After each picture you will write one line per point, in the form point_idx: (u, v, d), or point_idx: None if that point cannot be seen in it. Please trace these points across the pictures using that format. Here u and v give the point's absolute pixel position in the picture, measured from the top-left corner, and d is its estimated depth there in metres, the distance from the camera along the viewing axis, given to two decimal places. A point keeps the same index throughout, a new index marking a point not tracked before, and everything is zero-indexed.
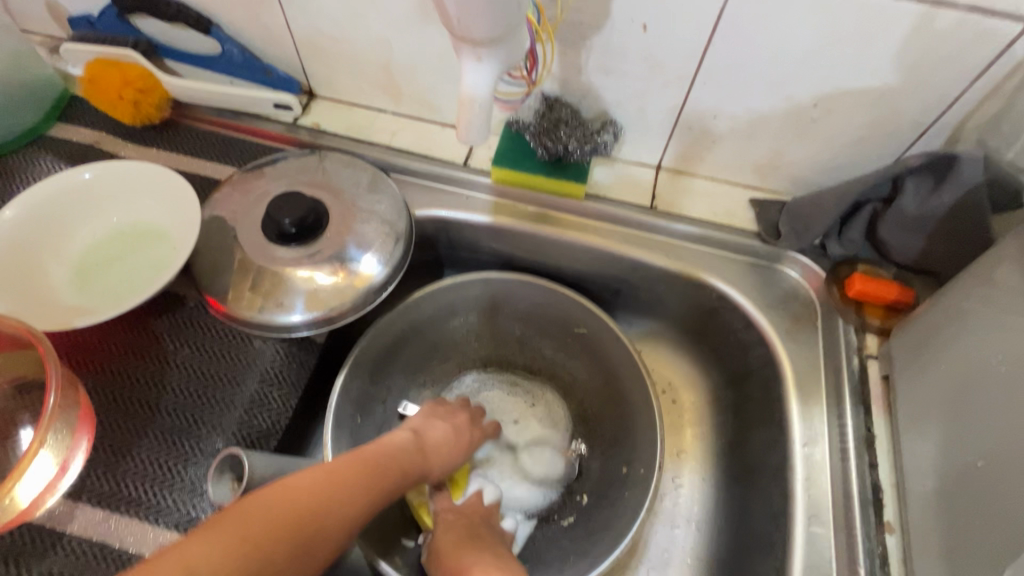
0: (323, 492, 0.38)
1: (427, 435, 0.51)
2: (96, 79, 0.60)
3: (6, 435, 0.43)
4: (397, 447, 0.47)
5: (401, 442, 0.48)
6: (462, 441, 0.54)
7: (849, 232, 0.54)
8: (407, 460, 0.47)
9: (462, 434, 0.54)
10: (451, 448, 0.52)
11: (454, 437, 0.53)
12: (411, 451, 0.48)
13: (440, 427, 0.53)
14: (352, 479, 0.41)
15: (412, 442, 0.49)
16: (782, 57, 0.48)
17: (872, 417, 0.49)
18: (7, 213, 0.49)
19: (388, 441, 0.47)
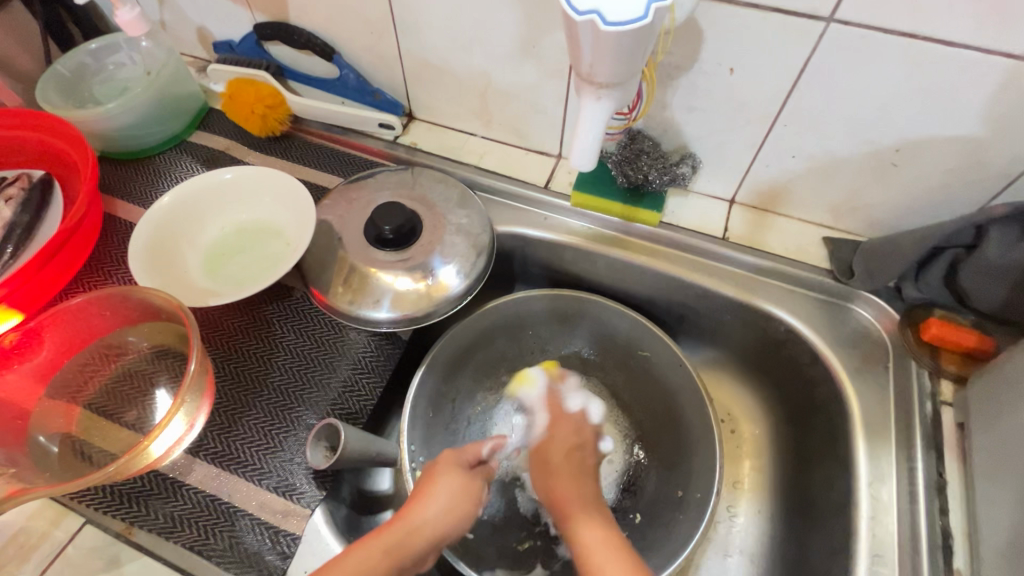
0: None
1: (411, 525, 0.46)
2: (234, 96, 0.69)
3: (144, 393, 0.50)
4: (366, 560, 0.42)
5: (374, 551, 0.42)
6: (456, 519, 0.48)
7: (927, 277, 0.55)
8: (380, 572, 0.42)
9: (454, 515, 0.48)
10: (439, 535, 0.47)
11: (442, 521, 0.47)
12: (380, 561, 0.42)
13: (426, 516, 0.47)
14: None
15: (389, 549, 0.43)
16: (868, 102, 0.50)
17: (945, 463, 0.48)
18: (162, 204, 0.58)
19: (357, 553, 0.41)
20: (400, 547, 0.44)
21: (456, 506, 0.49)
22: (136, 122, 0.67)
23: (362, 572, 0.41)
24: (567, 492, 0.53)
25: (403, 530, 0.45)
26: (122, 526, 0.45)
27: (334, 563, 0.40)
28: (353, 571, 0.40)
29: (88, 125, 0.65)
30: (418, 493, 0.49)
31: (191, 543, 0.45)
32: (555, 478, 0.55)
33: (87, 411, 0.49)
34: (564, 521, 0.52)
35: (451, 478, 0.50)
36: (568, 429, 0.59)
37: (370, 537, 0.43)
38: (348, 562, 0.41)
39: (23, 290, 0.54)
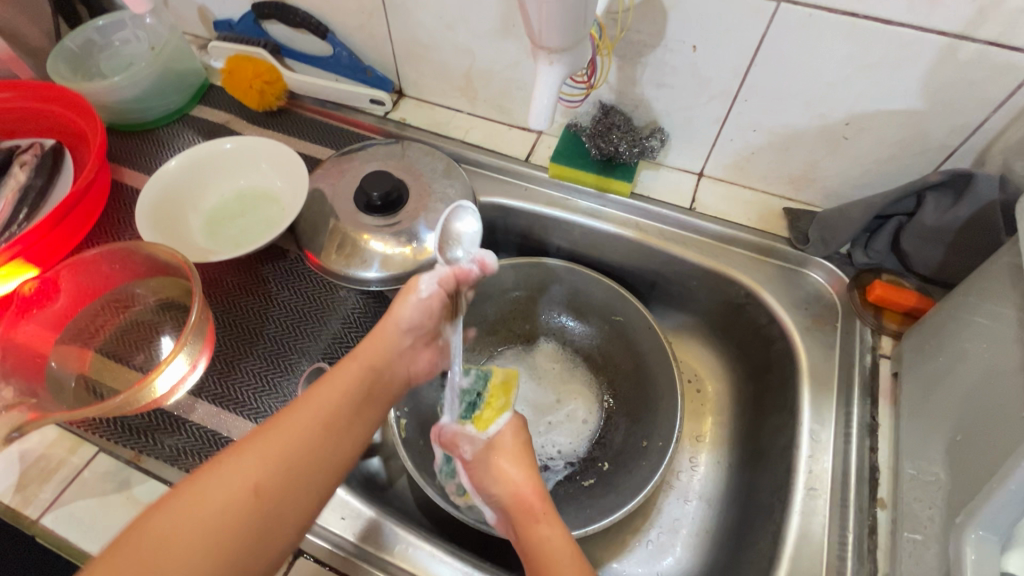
0: (287, 454, 0.40)
1: (379, 353, 0.51)
2: (234, 71, 0.73)
3: (150, 339, 0.55)
4: (347, 382, 0.47)
5: (353, 369, 0.48)
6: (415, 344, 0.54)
7: (875, 243, 0.59)
8: (360, 387, 0.48)
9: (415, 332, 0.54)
10: (402, 350, 0.53)
11: (406, 336, 0.53)
12: (357, 383, 0.48)
13: (393, 334, 0.52)
14: (313, 432, 0.42)
15: (365, 367, 0.49)
16: (818, 78, 0.53)
17: (878, 408, 0.53)
18: (167, 168, 0.62)
19: (338, 377, 0.47)
20: (376, 363, 0.50)
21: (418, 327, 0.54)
22: (141, 95, 0.71)
23: (340, 390, 0.46)
24: (519, 499, 0.49)
25: (373, 353, 0.50)
26: (131, 454, 0.50)
27: (322, 384, 0.46)
28: (340, 387, 0.46)
29: (96, 96, 0.69)
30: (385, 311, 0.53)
31: (193, 469, 0.49)
32: (514, 475, 0.50)
33: (99, 355, 0.54)
34: (519, 522, 0.48)
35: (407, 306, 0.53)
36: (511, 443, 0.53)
37: (346, 362, 0.49)
38: (333, 380, 0.47)
39: (38, 246, 0.58)
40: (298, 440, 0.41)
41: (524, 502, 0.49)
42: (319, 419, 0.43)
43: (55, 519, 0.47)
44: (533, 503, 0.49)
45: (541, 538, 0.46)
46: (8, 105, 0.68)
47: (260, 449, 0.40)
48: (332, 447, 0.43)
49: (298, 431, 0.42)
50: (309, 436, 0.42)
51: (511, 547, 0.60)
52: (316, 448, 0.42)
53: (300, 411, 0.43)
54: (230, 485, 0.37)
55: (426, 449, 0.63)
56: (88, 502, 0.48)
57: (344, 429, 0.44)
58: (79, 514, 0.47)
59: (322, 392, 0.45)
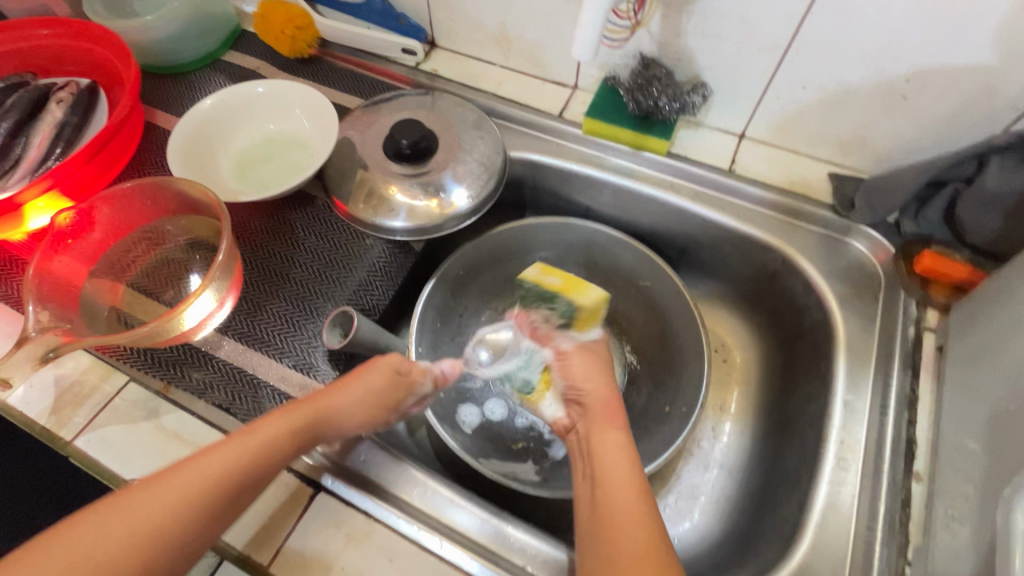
0: (167, 517, 0.34)
1: (323, 410, 0.44)
2: (265, 16, 0.72)
3: (180, 277, 0.56)
4: (273, 436, 0.40)
5: (283, 421, 0.41)
6: (367, 415, 0.47)
7: (926, 211, 0.56)
8: (283, 448, 0.41)
9: (370, 410, 0.47)
10: (344, 423, 0.46)
11: (356, 415, 0.46)
12: (283, 441, 0.41)
13: (343, 407, 0.46)
14: (204, 497, 0.36)
15: (300, 427, 0.42)
16: (880, 27, 0.50)
17: (919, 381, 0.51)
18: (200, 108, 0.62)
19: (266, 429, 0.40)
20: (312, 426, 0.43)
21: (374, 404, 0.47)
22: (174, 37, 0.71)
23: (261, 449, 0.39)
24: (598, 401, 0.49)
25: (314, 412, 0.43)
26: (160, 385, 0.51)
27: (239, 436, 0.39)
28: (254, 450, 0.39)
29: (131, 37, 0.69)
30: (341, 384, 0.47)
31: (219, 403, 0.50)
32: (594, 382, 0.51)
33: (130, 289, 0.55)
34: (586, 420, 0.49)
35: (377, 380, 0.47)
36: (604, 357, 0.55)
37: (278, 413, 0.42)
38: (252, 434, 0.39)
39: (73, 179, 0.58)
40: (171, 516, 0.34)
41: (604, 405, 0.49)
42: (216, 484, 0.37)
43: (88, 442, 0.49)
44: (600, 408, 0.48)
45: (606, 443, 0.45)
46: (45, 42, 0.68)
47: (129, 514, 0.33)
48: (214, 516, 0.36)
49: (176, 502, 0.35)
50: (190, 512, 0.35)
51: (526, 502, 0.60)
52: (193, 528, 0.35)
53: (190, 473, 0.36)
54: (63, 564, 0.30)
55: (446, 401, 0.62)
56: (118, 428, 0.49)
57: (236, 501, 0.38)
58: (109, 439, 0.49)
59: (231, 449, 0.38)
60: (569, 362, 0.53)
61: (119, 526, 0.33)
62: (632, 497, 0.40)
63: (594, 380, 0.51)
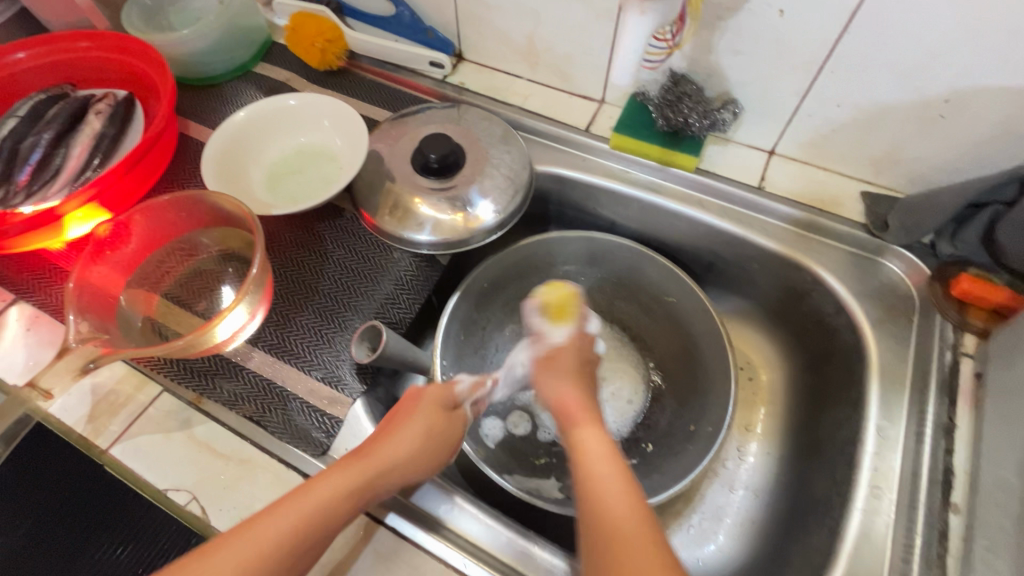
0: None
1: (385, 461, 0.42)
2: (297, 29, 0.73)
3: (212, 288, 0.57)
4: (339, 494, 0.38)
5: (342, 473, 0.39)
6: (427, 461, 0.45)
7: (964, 234, 0.55)
8: (349, 507, 0.38)
9: (427, 456, 0.45)
10: (407, 473, 0.44)
11: (417, 459, 0.45)
12: (350, 498, 0.38)
13: (405, 451, 0.44)
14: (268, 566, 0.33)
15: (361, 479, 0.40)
16: (919, 47, 0.49)
17: (956, 409, 0.50)
18: (234, 121, 0.63)
19: (332, 484, 0.38)
20: (376, 478, 0.41)
21: (430, 443, 0.46)
22: (208, 49, 0.72)
23: (328, 509, 0.37)
24: (574, 403, 0.45)
25: (372, 464, 0.41)
26: (192, 396, 0.52)
27: (301, 496, 0.37)
28: (324, 508, 0.37)
29: (166, 49, 0.71)
30: (394, 428, 0.45)
31: (250, 415, 0.51)
32: (560, 388, 0.46)
33: (165, 300, 0.56)
34: (564, 429, 0.44)
35: (427, 418, 0.47)
36: (572, 363, 0.49)
37: (339, 470, 0.39)
38: (311, 489, 0.37)
39: (112, 191, 0.60)
40: None
41: (570, 407, 0.44)
42: (276, 551, 0.34)
43: (123, 451, 0.50)
44: (570, 409, 0.44)
45: (590, 442, 0.41)
46: (85, 55, 0.70)
47: None
48: None
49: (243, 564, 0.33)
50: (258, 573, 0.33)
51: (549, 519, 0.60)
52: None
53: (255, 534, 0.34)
54: None
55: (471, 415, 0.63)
56: (153, 438, 0.50)
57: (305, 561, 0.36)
58: (143, 448, 0.50)
59: (290, 509, 0.36)
60: (539, 372, 0.49)
61: None
62: (632, 511, 0.35)
63: (558, 386, 0.47)
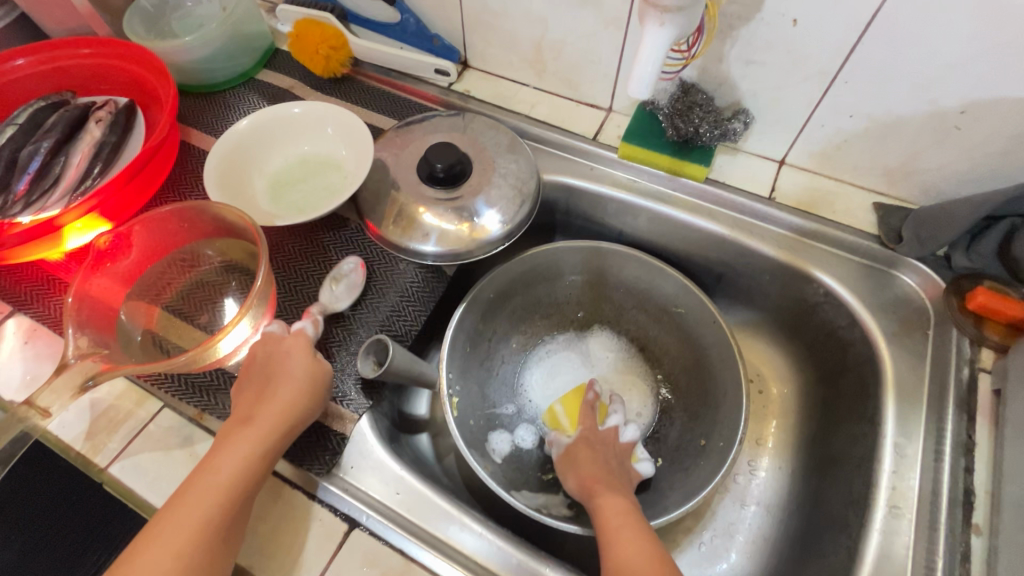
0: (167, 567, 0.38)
1: (268, 414, 0.46)
2: (300, 36, 0.72)
3: (215, 300, 0.56)
4: (235, 461, 0.44)
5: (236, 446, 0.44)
6: (313, 395, 0.49)
7: (979, 245, 0.54)
8: (249, 465, 0.44)
9: (310, 393, 0.49)
10: (301, 412, 0.48)
11: (306, 396, 0.48)
12: (245, 460, 0.44)
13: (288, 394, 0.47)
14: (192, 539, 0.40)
15: (258, 444, 0.45)
16: (936, 58, 0.48)
17: (975, 426, 0.49)
18: (236, 129, 0.62)
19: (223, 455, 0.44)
20: (267, 430, 0.46)
21: (310, 388, 0.49)
22: (210, 56, 0.71)
23: (228, 476, 0.43)
24: (593, 473, 0.53)
25: (258, 423, 0.46)
26: (194, 412, 0.51)
27: (200, 478, 0.43)
28: (224, 476, 0.43)
29: (168, 56, 0.70)
30: (269, 382, 0.48)
31: None
32: (582, 466, 0.54)
33: (166, 313, 0.55)
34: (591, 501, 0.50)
35: (282, 365, 0.49)
36: (586, 448, 0.55)
37: (225, 445, 0.45)
38: (213, 467, 0.43)
39: (112, 201, 0.59)
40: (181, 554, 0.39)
41: (592, 479, 0.52)
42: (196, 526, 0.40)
43: (123, 469, 0.48)
44: (594, 483, 0.51)
45: (608, 507, 0.49)
46: (85, 62, 0.69)
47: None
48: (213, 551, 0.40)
49: (179, 544, 0.39)
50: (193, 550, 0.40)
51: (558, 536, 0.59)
52: (207, 555, 0.40)
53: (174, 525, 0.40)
54: None
55: (478, 429, 0.63)
56: (154, 455, 0.49)
57: (238, 518, 0.43)
58: (145, 466, 0.49)
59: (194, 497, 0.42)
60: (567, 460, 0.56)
61: None
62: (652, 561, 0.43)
63: (580, 472, 0.53)
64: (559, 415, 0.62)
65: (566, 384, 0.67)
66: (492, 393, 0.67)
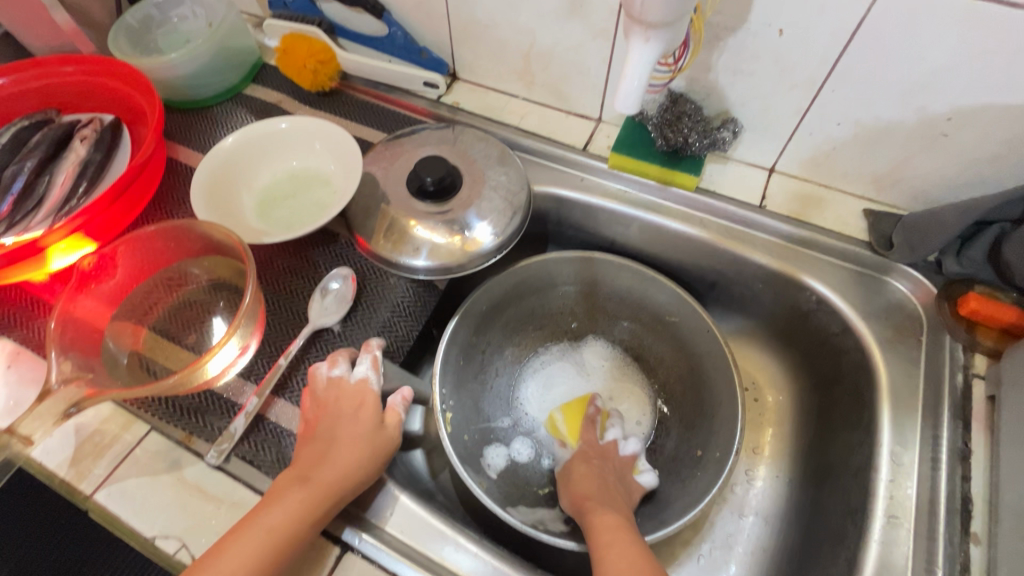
0: None
1: (328, 471, 0.45)
2: (288, 50, 0.72)
3: (203, 319, 0.55)
4: (287, 519, 0.42)
5: (291, 505, 0.43)
6: (373, 459, 0.48)
7: (970, 252, 0.54)
8: (301, 526, 0.42)
9: (371, 457, 0.48)
10: (362, 478, 0.46)
11: (365, 459, 0.47)
12: (297, 520, 0.42)
13: (348, 455, 0.46)
14: None
15: (311, 505, 0.43)
16: (922, 66, 0.48)
17: (971, 433, 0.49)
18: (223, 146, 0.61)
19: (277, 509, 0.43)
20: (325, 492, 0.44)
21: (371, 452, 0.48)
22: (197, 72, 0.71)
23: (279, 534, 0.41)
24: (585, 487, 0.54)
25: (317, 483, 0.44)
26: (182, 434, 0.50)
27: (251, 529, 0.41)
28: (274, 532, 0.41)
29: (154, 73, 0.69)
30: (331, 437, 0.48)
31: (243, 454, 0.49)
32: (579, 481, 0.55)
33: (152, 333, 0.54)
34: (583, 516, 0.51)
35: (348, 429, 0.48)
36: (581, 466, 0.57)
37: (281, 501, 0.43)
38: (263, 523, 0.42)
39: (98, 220, 0.58)
40: None
41: (586, 494, 0.53)
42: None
43: (109, 495, 0.47)
44: (588, 499, 0.52)
45: (599, 522, 0.49)
46: (69, 79, 0.68)
47: None
48: None
49: None
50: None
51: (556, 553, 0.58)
52: None
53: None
54: None
55: (473, 444, 0.62)
56: (142, 480, 0.48)
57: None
58: (132, 491, 0.47)
59: (233, 554, 0.40)
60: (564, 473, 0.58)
61: None
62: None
63: (574, 491, 0.55)
64: (559, 424, 0.63)
65: (561, 396, 0.67)
66: (487, 407, 0.66)
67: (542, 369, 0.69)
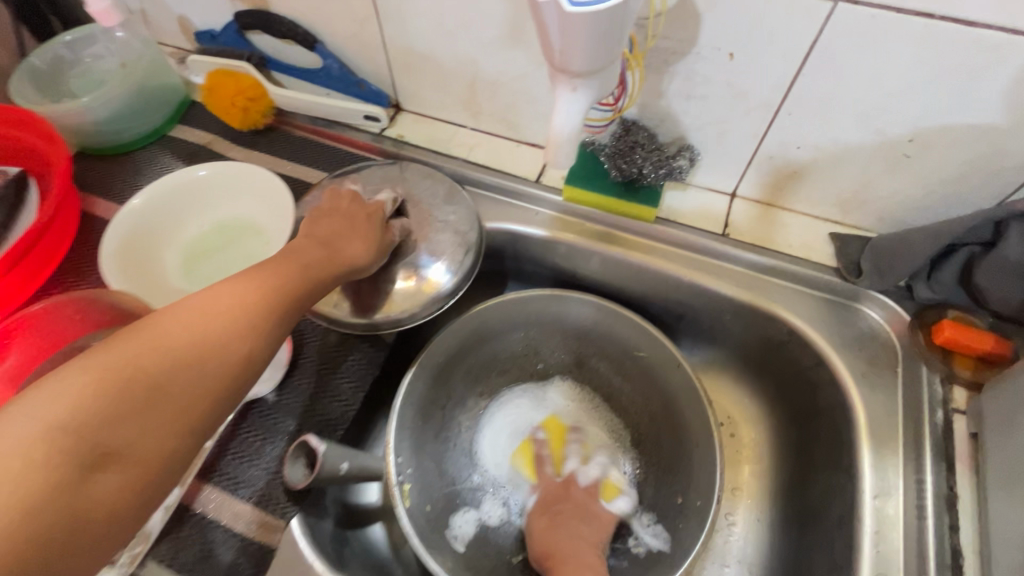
0: (163, 365, 0.32)
1: (313, 262, 0.44)
2: (214, 87, 0.66)
3: None
4: (261, 276, 0.39)
5: (265, 275, 0.40)
6: (368, 246, 0.49)
7: (939, 275, 0.52)
8: (279, 287, 0.40)
9: (372, 241, 0.50)
10: (351, 270, 0.47)
11: (361, 242, 0.49)
12: (281, 282, 0.40)
13: (343, 258, 0.47)
14: (197, 338, 0.34)
15: (288, 277, 0.41)
16: (879, 87, 0.45)
17: (956, 476, 0.46)
18: (134, 204, 0.56)
19: (251, 272, 0.39)
20: (307, 267, 0.42)
21: (372, 239, 0.50)
22: (113, 116, 0.65)
23: (255, 290, 0.38)
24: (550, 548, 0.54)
25: (301, 263, 0.43)
26: None
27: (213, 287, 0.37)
28: (245, 290, 0.38)
29: (62, 119, 0.63)
30: (330, 224, 0.49)
31: (161, 557, 0.45)
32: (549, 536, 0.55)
33: None
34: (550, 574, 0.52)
35: (343, 241, 0.48)
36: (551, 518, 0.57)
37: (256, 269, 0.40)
38: (221, 291, 0.37)
39: None
40: (180, 357, 0.33)
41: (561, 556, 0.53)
42: (206, 326, 0.35)
43: None
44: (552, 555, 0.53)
45: None
46: None
47: (102, 366, 0.30)
48: (221, 366, 0.35)
49: (168, 347, 0.33)
50: (155, 373, 0.32)
51: None
52: (206, 370, 0.34)
53: (155, 332, 0.33)
54: (49, 418, 0.28)
55: (436, 514, 0.58)
56: None
57: (251, 347, 0.37)
58: None
59: (183, 318, 0.34)
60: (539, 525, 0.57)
61: (94, 374, 0.30)
62: None
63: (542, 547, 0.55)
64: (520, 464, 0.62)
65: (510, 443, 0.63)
66: (451, 467, 0.61)
67: (500, 416, 0.65)
